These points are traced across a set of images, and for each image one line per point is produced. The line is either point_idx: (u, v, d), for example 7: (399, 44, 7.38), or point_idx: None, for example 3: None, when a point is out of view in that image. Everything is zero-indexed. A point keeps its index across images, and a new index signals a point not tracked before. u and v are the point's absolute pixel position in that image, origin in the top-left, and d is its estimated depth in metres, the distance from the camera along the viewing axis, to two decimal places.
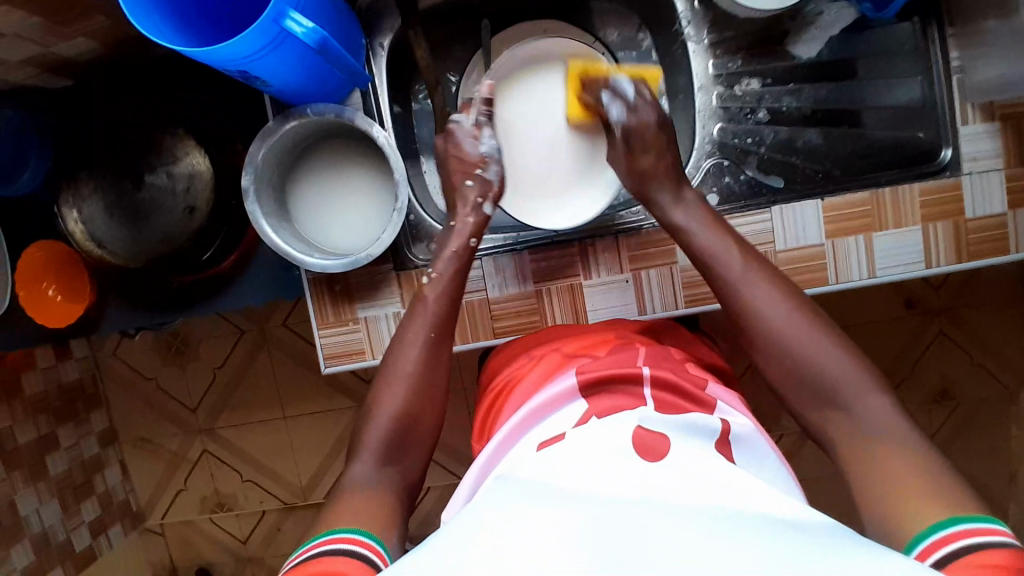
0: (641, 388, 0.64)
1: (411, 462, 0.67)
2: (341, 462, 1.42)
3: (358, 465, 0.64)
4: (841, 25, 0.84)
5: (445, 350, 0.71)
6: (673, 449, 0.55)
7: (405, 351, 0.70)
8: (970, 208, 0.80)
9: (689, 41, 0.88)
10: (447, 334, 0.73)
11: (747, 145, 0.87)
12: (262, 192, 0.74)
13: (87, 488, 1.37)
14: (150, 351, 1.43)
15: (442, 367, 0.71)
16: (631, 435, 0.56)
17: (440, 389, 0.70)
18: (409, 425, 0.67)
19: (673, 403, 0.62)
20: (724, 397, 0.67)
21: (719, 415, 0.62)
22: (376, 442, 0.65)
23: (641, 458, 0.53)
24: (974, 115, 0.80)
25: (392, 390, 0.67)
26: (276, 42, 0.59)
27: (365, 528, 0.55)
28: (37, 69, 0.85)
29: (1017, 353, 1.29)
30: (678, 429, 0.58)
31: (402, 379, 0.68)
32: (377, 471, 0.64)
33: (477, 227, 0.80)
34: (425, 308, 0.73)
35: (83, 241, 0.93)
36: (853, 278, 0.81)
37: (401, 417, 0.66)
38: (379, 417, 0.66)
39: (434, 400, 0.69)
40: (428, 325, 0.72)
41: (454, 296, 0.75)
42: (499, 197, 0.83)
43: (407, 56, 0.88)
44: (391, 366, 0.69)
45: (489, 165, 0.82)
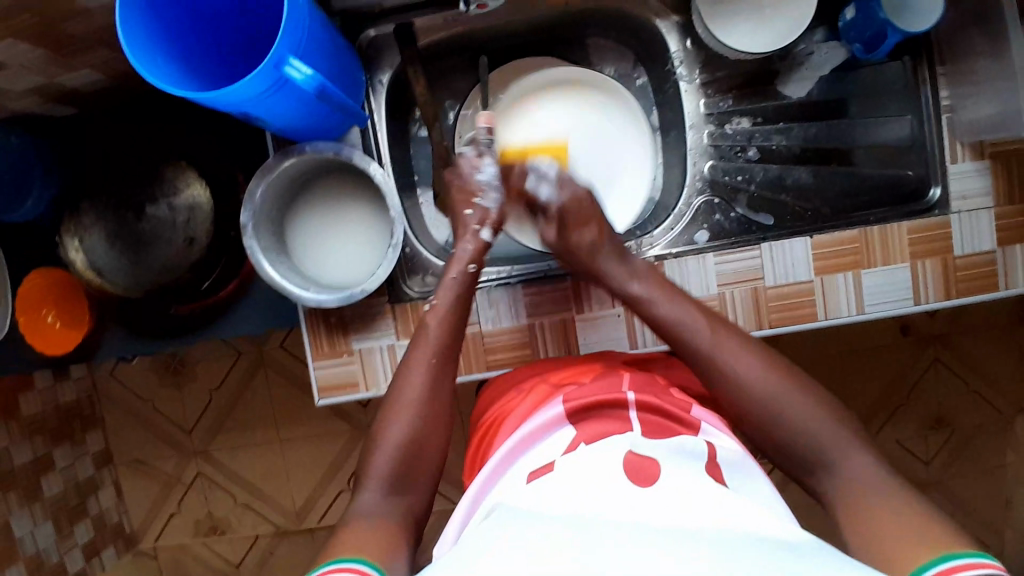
0: (627, 410, 0.64)
1: (418, 491, 0.67)
2: (336, 485, 1.42)
3: (366, 495, 0.64)
4: (831, 65, 0.87)
5: (448, 374, 0.71)
6: (665, 472, 0.55)
7: (410, 378, 0.70)
8: (958, 246, 0.80)
9: (682, 80, 0.91)
10: (450, 362, 0.73)
11: (737, 183, 0.88)
12: (260, 227, 0.75)
13: (81, 510, 1.36)
14: (147, 372, 1.44)
15: (446, 393, 0.71)
16: (621, 461, 0.56)
17: (445, 414, 0.70)
18: (415, 453, 0.67)
19: (662, 425, 0.63)
20: (708, 418, 0.67)
21: (704, 437, 0.63)
22: (384, 470, 0.65)
23: (633, 484, 0.53)
24: (964, 154, 0.80)
25: (398, 417, 0.67)
26: (277, 86, 0.61)
27: (370, 559, 0.54)
28: (41, 98, 0.87)
29: (1012, 381, 1.29)
30: (668, 453, 0.58)
31: (409, 406, 0.68)
32: (383, 500, 0.64)
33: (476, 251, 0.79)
34: (427, 336, 0.73)
35: (82, 268, 0.93)
36: (842, 314, 0.82)
37: (409, 443, 0.66)
38: (387, 444, 0.66)
39: (440, 427, 0.69)
40: (430, 353, 0.71)
41: (457, 322, 0.75)
42: (498, 224, 0.81)
43: (405, 91, 0.90)
44: (396, 393, 0.70)
45: (486, 190, 0.81)
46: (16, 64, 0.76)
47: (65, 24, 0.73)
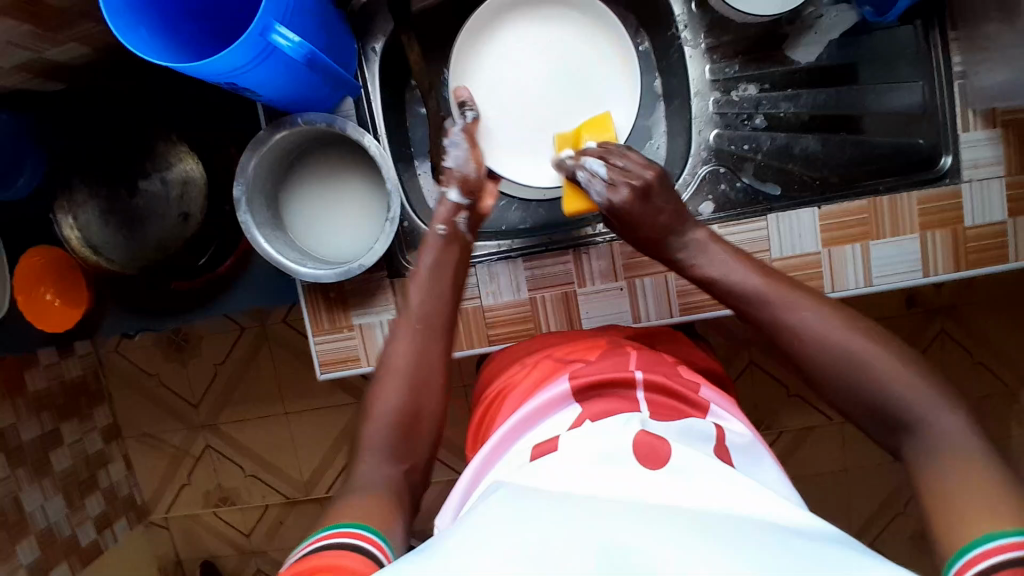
0: (632, 391, 0.64)
1: (416, 459, 0.65)
2: (342, 457, 1.44)
3: (363, 466, 0.62)
4: (839, 30, 0.83)
5: (435, 343, 0.69)
6: (676, 456, 0.54)
7: (396, 349, 0.68)
8: (969, 216, 0.78)
9: (686, 45, 0.87)
10: (437, 326, 0.71)
11: (743, 152, 0.86)
12: (255, 202, 0.74)
13: (91, 483, 1.39)
14: (151, 347, 1.44)
15: (435, 357, 0.69)
16: (632, 438, 0.55)
17: (435, 381, 0.68)
18: (411, 418, 0.65)
19: (672, 408, 0.62)
20: (717, 400, 0.66)
21: (713, 419, 0.62)
22: (378, 439, 0.63)
23: (642, 467, 0.53)
24: (975, 121, 0.78)
25: (388, 387, 0.66)
26: (263, 55, 0.59)
27: (373, 526, 0.53)
28: (30, 74, 0.85)
29: (1018, 352, 1.29)
30: (674, 434, 0.58)
31: (396, 374, 0.66)
32: (379, 466, 0.62)
33: (446, 212, 0.78)
34: (409, 305, 0.71)
35: (78, 247, 0.91)
36: (850, 286, 0.80)
37: (401, 412, 0.64)
38: (378, 413, 0.64)
39: (431, 390, 0.67)
40: (413, 318, 0.70)
41: (438, 284, 0.73)
42: (464, 179, 0.79)
43: (401, 60, 0.87)
44: (384, 366, 0.68)
45: (448, 151, 0.81)
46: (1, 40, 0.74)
47: None
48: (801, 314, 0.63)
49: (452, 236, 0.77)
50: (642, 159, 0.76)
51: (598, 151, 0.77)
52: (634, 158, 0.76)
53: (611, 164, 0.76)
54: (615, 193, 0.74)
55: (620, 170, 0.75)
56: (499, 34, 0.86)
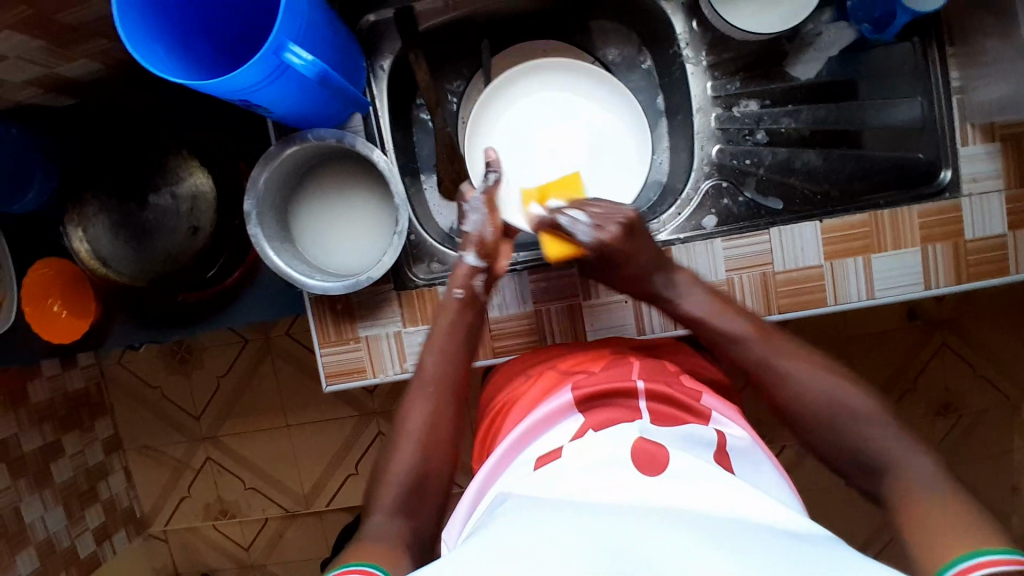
0: (636, 401, 0.64)
1: (427, 513, 0.65)
2: (344, 470, 1.43)
3: (374, 519, 0.62)
4: (839, 47, 0.84)
5: (449, 405, 0.71)
6: (674, 460, 0.55)
7: (411, 410, 0.70)
8: (969, 229, 0.79)
9: (688, 62, 0.88)
10: (451, 390, 0.72)
11: (745, 167, 0.87)
12: (264, 216, 0.75)
13: (92, 495, 1.39)
14: (154, 359, 1.44)
15: (450, 420, 0.70)
16: (630, 447, 0.56)
17: (449, 440, 0.69)
18: (422, 477, 0.66)
19: (671, 415, 0.63)
20: (718, 407, 0.67)
21: (714, 426, 0.63)
22: (393, 496, 0.64)
23: (640, 472, 0.53)
24: (975, 135, 0.79)
25: (403, 449, 0.67)
26: (276, 73, 0.60)
27: (381, 564, 0.53)
28: (41, 89, 0.86)
29: (1019, 366, 1.29)
30: (675, 442, 0.58)
31: (410, 437, 0.68)
32: (389, 519, 0.62)
33: (464, 276, 0.77)
34: (425, 368, 0.73)
35: (88, 259, 0.92)
36: (852, 299, 0.81)
37: (414, 472, 0.66)
38: (393, 472, 0.66)
39: (443, 451, 0.68)
40: (428, 384, 0.72)
41: (454, 349, 0.75)
42: (485, 246, 0.78)
43: (407, 76, 0.88)
44: (399, 426, 0.70)
45: (467, 216, 0.80)
46: (14, 55, 0.75)
47: (62, 14, 0.72)
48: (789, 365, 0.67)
49: (470, 301, 0.78)
50: (612, 205, 0.77)
51: (574, 202, 0.79)
52: (606, 203, 0.78)
53: (588, 211, 0.77)
54: (603, 232, 0.75)
55: (603, 214, 0.76)
56: (519, 86, 0.91)
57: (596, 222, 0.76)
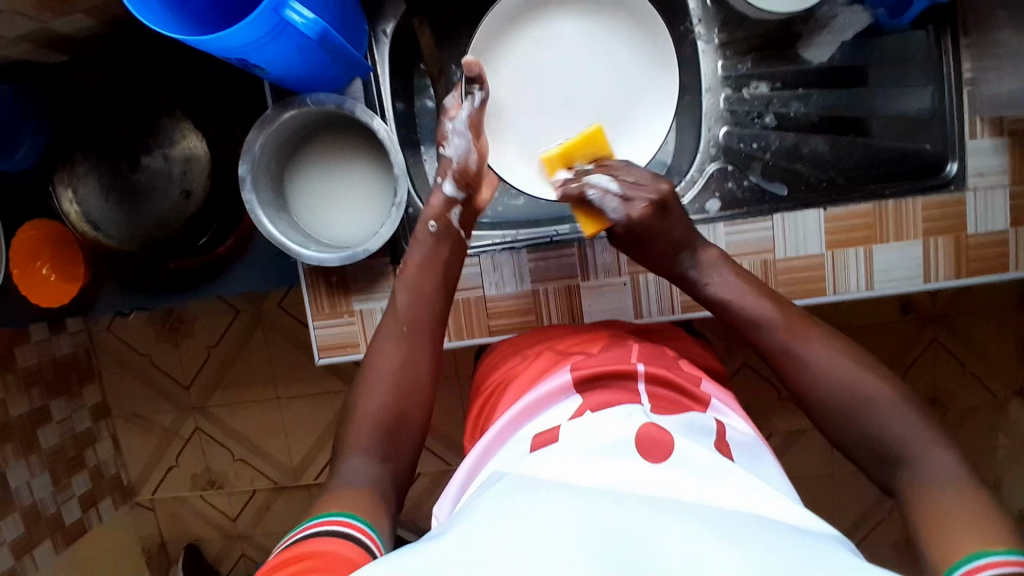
0: (633, 382, 0.63)
1: (402, 458, 0.64)
2: (333, 444, 1.43)
3: (348, 461, 0.61)
4: (853, 30, 0.82)
5: (422, 346, 0.69)
6: (678, 446, 0.54)
7: (382, 351, 0.68)
8: (972, 224, 0.80)
9: (700, 40, 0.86)
10: (421, 330, 0.70)
11: (752, 150, 0.85)
12: (258, 181, 0.73)
13: (78, 462, 1.38)
14: (144, 327, 1.42)
15: (419, 359, 0.69)
16: (635, 432, 0.55)
17: (422, 381, 0.68)
18: (396, 421, 0.65)
19: (670, 398, 0.62)
20: (717, 393, 0.67)
21: (712, 415, 0.63)
22: (368, 440, 0.63)
23: (644, 459, 0.53)
24: (983, 128, 0.79)
25: (370, 387, 0.66)
26: (276, 31, 0.58)
27: (351, 511, 0.55)
28: (34, 44, 0.83)
29: (1008, 363, 1.30)
30: (674, 425, 0.57)
31: (382, 377, 0.66)
32: (363, 465, 0.61)
33: (440, 206, 0.77)
34: (395, 309, 0.71)
35: (78, 222, 0.91)
36: (851, 290, 0.81)
37: (386, 412, 0.65)
38: (365, 412, 0.65)
39: (418, 394, 0.67)
40: (400, 322, 0.70)
41: (422, 285, 0.73)
42: (461, 172, 0.78)
43: (410, 44, 0.86)
44: (367, 367, 0.68)
45: (450, 140, 0.77)
46: (8, 9, 0.73)
47: None
48: (812, 351, 0.66)
49: (444, 233, 0.76)
50: (647, 176, 0.76)
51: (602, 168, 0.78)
52: (641, 173, 0.77)
53: (620, 179, 0.76)
54: (632, 207, 0.74)
55: (633, 185, 0.75)
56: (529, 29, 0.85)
57: (625, 192, 0.75)
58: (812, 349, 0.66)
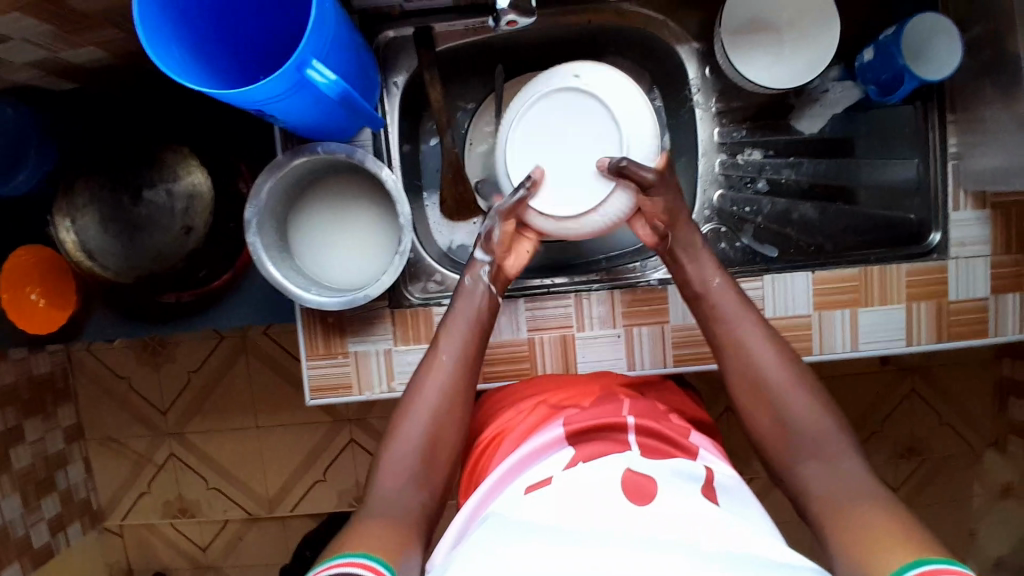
0: (624, 434, 0.65)
1: (436, 479, 0.65)
2: (312, 475, 1.41)
3: (382, 483, 0.63)
4: (843, 105, 0.87)
5: (468, 376, 0.71)
6: (661, 491, 0.56)
7: (429, 375, 0.70)
8: (953, 291, 0.83)
9: (697, 107, 0.89)
10: (467, 381, 0.70)
11: (744, 213, 0.88)
12: (265, 225, 0.74)
13: (48, 484, 1.34)
14: (125, 350, 1.40)
15: (464, 401, 0.69)
16: (619, 478, 0.57)
17: (465, 409, 0.69)
18: (429, 451, 0.66)
19: (658, 448, 0.63)
20: (705, 444, 0.68)
21: (702, 462, 0.63)
22: (404, 460, 0.64)
23: (630, 502, 0.55)
24: (965, 201, 0.83)
25: (414, 415, 0.67)
26: (297, 87, 0.60)
27: (382, 556, 0.53)
28: (40, 71, 0.84)
29: (983, 418, 1.33)
30: (665, 475, 0.58)
31: (425, 409, 0.67)
32: (399, 489, 0.63)
33: (473, 269, 0.77)
34: (440, 360, 0.70)
35: (72, 251, 0.88)
36: (836, 349, 0.83)
37: (423, 444, 0.65)
38: (402, 436, 0.66)
39: (454, 425, 0.68)
40: (447, 373, 0.70)
41: (473, 346, 0.72)
42: (490, 241, 0.78)
43: (419, 93, 0.88)
44: (414, 392, 0.69)
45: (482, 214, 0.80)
46: (18, 37, 0.73)
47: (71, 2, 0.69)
48: (762, 347, 0.69)
49: (477, 292, 0.76)
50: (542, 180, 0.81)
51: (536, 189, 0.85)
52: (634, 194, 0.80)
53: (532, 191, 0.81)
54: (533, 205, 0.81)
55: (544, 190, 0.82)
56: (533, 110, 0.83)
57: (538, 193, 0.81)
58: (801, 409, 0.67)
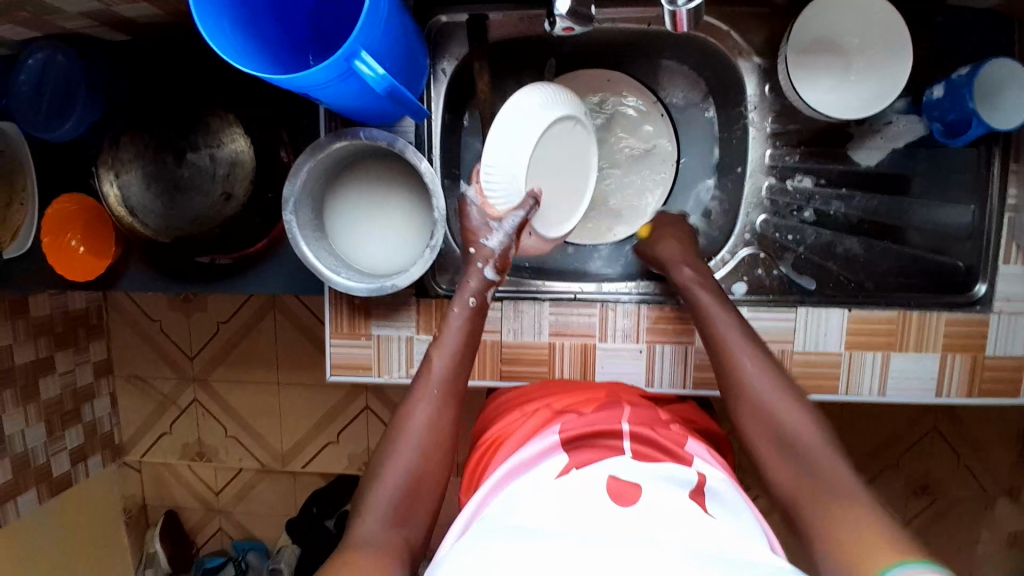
0: (618, 441, 0.65)
1: (419, 519, 0.64)
2: (325, 436, 1.45)
3: (364, 522, 0.62)
4: (907, 139, 0.83)
5: (451, 414, 0.70)
6: (647, 494, 0.57)
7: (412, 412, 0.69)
8: (992, 345, 0.80)
9: (752, 126, 0.86)
10: (452, 400, 0.71)
11: (786, 242, 0.85)
12: (301, 204, 0.75)
13: (74, 415, 1.39)
14: (158, 294, 1.44)
15: (449, 426, 0.69)
16: (603, 483, 0.59)
17: (448, 448, 0.68)
18: (416, 485, 0.65)
19: (653, 456, 0.63)
20: (702, 453, 0.67)
21: (697, 468, 0.62)
22: (384, 504, 0.63)
23: (615, 503, 0.56)
24: (1017, 257, 0.80)
25: (401, 447, 0.67)
26: (343, 76, 0.59)
27: None
28: (96, 21, 0.85)
29: (1003, 465, 1.30)
30: (653, 479, 0.59)
31: (409, 439, 0.67)
32: (382, 529, 0.62)
33: (477, 287, 0.76)
34: (428, 376, 0.71)
35: (115, 205, 0.90)
36: (863, 392, 0.81)
37: (409, 478, 0.65)
38: (388, 473, 0.65)
39: (441, 456, 0.67)
40: (432, 392, 0.70)
41: (460, 365, 0.73)
42: (502, 265, 0.77)
43: (466, 82, 0.87)
44: (396, 430, 0.68)
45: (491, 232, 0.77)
46: None
47: None
48: (751, 363, 0.70)
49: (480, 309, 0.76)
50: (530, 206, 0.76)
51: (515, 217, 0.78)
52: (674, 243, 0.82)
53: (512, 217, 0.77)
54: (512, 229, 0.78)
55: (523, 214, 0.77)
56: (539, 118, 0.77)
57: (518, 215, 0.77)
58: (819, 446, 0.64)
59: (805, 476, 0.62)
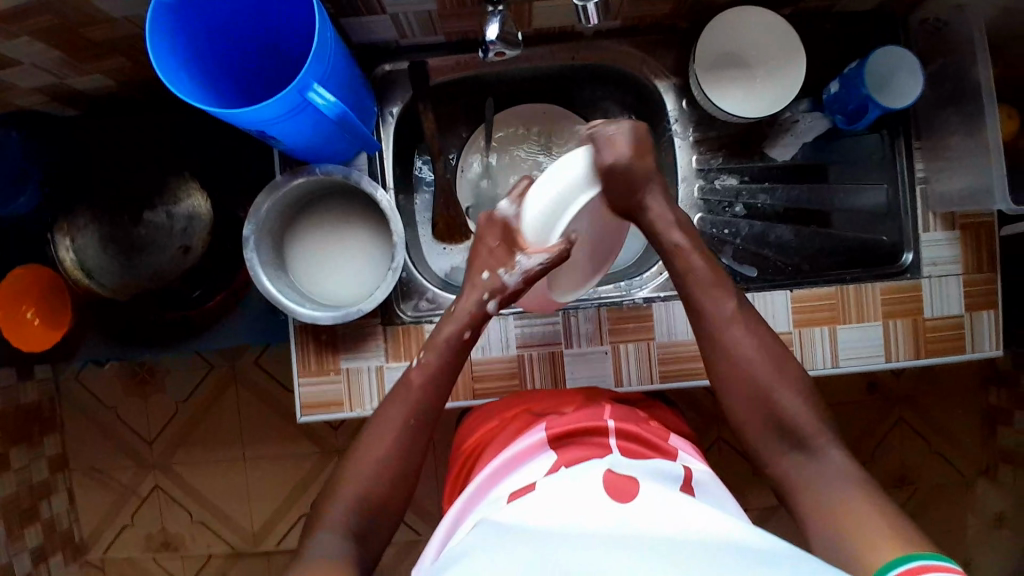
0: (606, 438, 0.66)
1: None
2: (298, 509, 1.39)
3: (317, 537, 0.64)
4: (814, 133, 0.92)
5: (418, 446, 0.70)
6: (641, 489, 0.57)
7: (380, 436, 0.70)
8: (928, 308, 0.86)
9: (676, 136, 0.93)
10: (427, 427, 0.72)
11: (724, 235, 0.92)
12: (261, 241, 0.77)
13: (32, 515, 1.30)
14: (115, 378, 1.40)
15: (415, 457, 0.70)
16: (600, 478, 0.59)
17: (409, 476, 0.70)
18: (377, 504, 0.68)
19: (639, 451, 0.65)
20: (683, 447, 0.69)
21: (682, 463, 0.64)
22: (341, 517, 0.65)
23: (610, 498, 0.56)
24: (936, 223, 0.87)
25: (359, 477, 0.68)
26: (296, 110, 0.64)
27: None
28: (44, 97, 0.88)
29: (972, 445, 1.34)
30: (644, 472, 0.60)
31: (370, 468, 0.68)
32: (340, 541, 0.63)
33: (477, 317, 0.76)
34: (406, 394, 0.72)
35: (72, 269, 0.91)
36: (818, 365, 0.86)
37: (366, 502, 0.67)
38: (345, 494, 0.67)
39: (403, 483, 0.69)
40: (407, 414, 0.71)
41: (439, 389, 0.73)
42: (508, 299, 0.77)
43: (414, 124, 0.93)
44: (361, 452, 0.69)
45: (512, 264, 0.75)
46: (28, 62, 0.77)
47: (84, 30, 0.73)
48: (740, 334, 0.72)
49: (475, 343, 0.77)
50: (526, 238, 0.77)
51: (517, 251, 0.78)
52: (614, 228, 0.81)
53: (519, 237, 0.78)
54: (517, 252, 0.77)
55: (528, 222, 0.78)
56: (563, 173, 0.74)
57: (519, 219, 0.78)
58: (783, 399, 0.69)
59: (754, 412, 0.70)
